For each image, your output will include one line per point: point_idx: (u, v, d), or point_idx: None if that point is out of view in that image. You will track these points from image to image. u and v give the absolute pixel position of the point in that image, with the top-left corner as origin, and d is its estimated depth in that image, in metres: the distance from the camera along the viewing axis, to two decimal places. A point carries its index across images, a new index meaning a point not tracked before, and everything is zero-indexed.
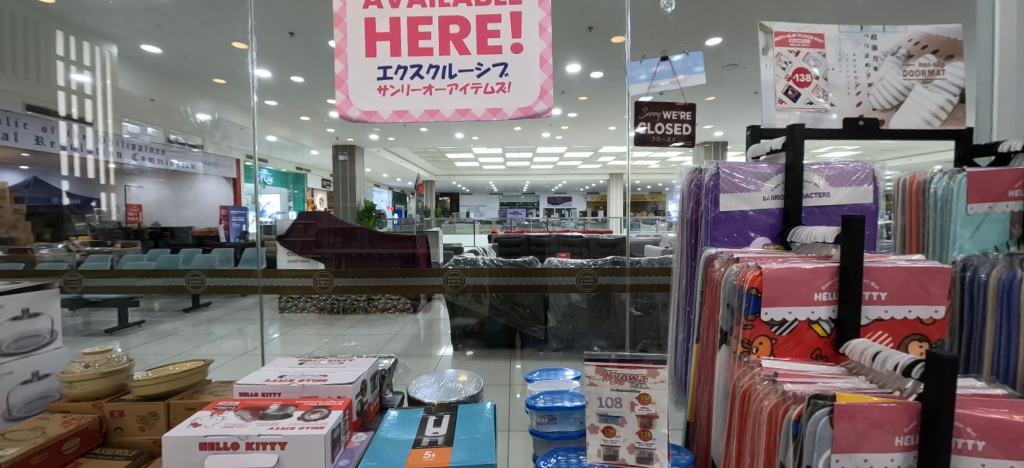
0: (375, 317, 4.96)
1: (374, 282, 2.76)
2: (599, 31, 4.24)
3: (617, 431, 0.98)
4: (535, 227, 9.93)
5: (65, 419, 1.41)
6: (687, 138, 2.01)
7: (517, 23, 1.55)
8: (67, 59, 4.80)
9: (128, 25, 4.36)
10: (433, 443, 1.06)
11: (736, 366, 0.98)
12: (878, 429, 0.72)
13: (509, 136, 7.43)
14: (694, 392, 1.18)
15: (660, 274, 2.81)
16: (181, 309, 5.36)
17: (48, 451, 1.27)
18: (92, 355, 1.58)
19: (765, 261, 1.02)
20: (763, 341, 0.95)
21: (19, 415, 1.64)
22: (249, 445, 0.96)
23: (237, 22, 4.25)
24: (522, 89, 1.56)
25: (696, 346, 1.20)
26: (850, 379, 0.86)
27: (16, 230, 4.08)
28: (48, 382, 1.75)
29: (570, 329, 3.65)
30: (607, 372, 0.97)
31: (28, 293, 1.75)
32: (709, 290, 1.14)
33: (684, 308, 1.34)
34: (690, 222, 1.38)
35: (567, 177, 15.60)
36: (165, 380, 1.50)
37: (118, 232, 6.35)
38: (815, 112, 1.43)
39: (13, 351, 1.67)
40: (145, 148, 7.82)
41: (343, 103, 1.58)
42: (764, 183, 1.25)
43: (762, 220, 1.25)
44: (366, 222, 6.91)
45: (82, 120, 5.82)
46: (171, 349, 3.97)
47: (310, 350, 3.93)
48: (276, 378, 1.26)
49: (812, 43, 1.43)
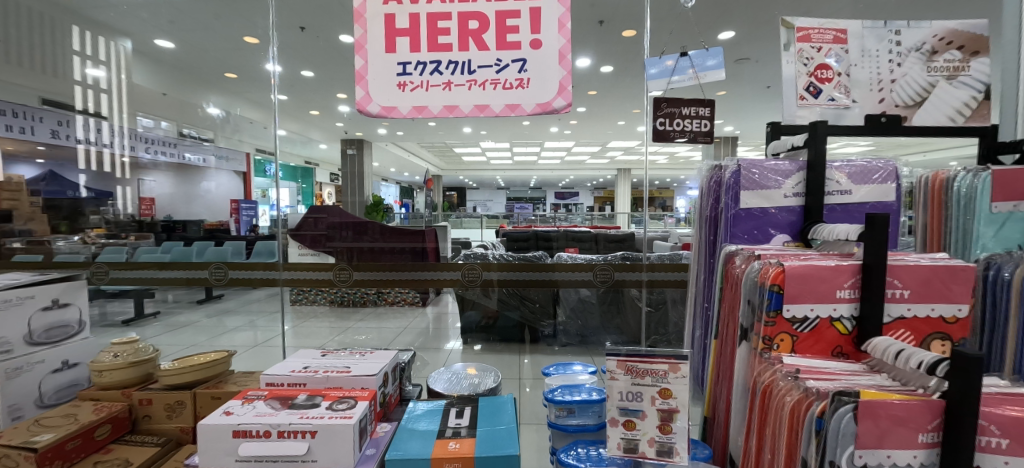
0: (386, 310, 5.02)
1: (386, 276, 2.73)
2: (611, 24, 4.20)
3: (637, 425, 0.99)
4: (542, 221, 9.97)
5: (97, 406, 1.45)
6: (706, 134, 1.96)
7: (537, 19, 1.55)
8: (83, 53, 4.89)
9: (145, 21, 4.41)
10: (456, 434, 1.08)
11: (757, 363, 0.98)
12: (901, 426, 0.73)
13: (517, 130, 7.41)
14: (711, 387, 1.19)
15: (676, 269, 2.76)
16: (195, 301, 5.44)
17: (82, 437, 1.32)
18: (120, 344, 1.62)
19: (787, 259, 1.03)
20: (785, 338, 0.96)
21: (50, 402, 1.69)
22: (281, 433, 0.98)
23: (251, 16, 4.27)
24: (541, 84, 1.56)
25: (714, 342, 1.20)
26: (873, 377, 0.87)
27: (34, 223, 4.19)
28: (78, 370, 1.80)
29: (580, 324, 3.68)
30: (629, 366, 0.99)
31: (57, 284, 1.79)
32: (729, 288, 1.14)
33: (702, 304, 1.34)
34: (709, 218, 1.36)
35: (576, 171, 15.55)
36: (190, 369, 1.54)
37: (133, 226, 6.48)
38: (837, 109, 1.41)
39: (43, 340, 1.72)
40: (159, 142, 7.93)
41: (363, 99, 1.60)
42: (785, 180, 1.24)
43: (783, 217, 1.24)
44: (375, 216, 7.20)
45: (97, 114, 5.95)
46: (186, 341, 4.06)
47: (323, 342, 3.99)
48: (301, 369, 1.29)
49: (835, 39, 1.41)
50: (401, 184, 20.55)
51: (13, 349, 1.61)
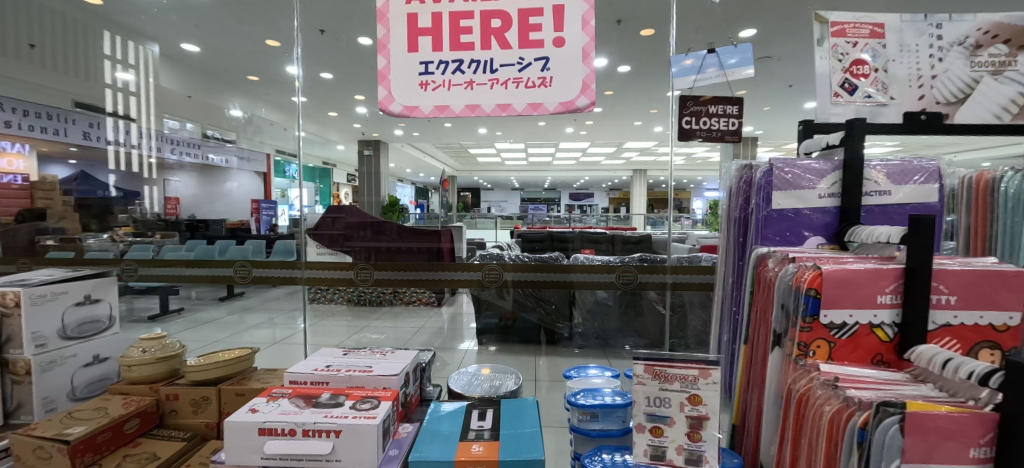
0: (402, 310, 5.06)
1: (404, 276, 2.74)
2: (628, 23, 4.15)
3: (665, 432, 0.96)
4: (557, 222, 9.93)
5: (126, 400, 1.48)
6: (734, 133, 1.92)
7: (560, 17, 1.53)
8: (113, 57, 5.04)
9: (172, 26, 4.52)
10: (479, 437, 1.06)
11: (791, 370, 0.94)
12: (951, 441, 0.69)
13: (533, 131, 7.39)
14: (741, 394, 1.15)
15: (701, 272, 2.68)
16: (217, 298, 5.57)
17: (112, 431, 1.35)
18: (148, 340, 1.65)
19: (824, 262, 0.98)
20: (822, 345, 0.92)
21: (82, 395, 1.74)
22: (306, 432, 0.99)
23: (272, 19, 4.34)
24: (564, 83, 1.54)
25: (743, 347, 1.16)
26: (918, 387, 0.82)
27: (66, 221, 4.34)
28: (108, 365, 1.85)
29: (596, 326, 3.65)
30: (657, 371, 0.96)
31: (89, 281, 1.84)
32: (761, 291, 1.10)
33: (730, 308, 1.30)
34: (739, 219, 1.32)
35: (590, 172, 15.47)
36: (215, 366, 1.55)
37: (158, 224, 6.67)
38: (873, 106, 1.36)
39: (76, 334, 1.76)
40: (184, 143, 8.14)
41: (385, 98, 1.61)
42: (820, 180, 1.19)
43: (817, 218, 1.20)
44: (391, 216, 7.34)
45: (126, 116, 6.30)
46: (208, 337, 4.15)
47: (340, 340, 4.03)
48: (324, 368, 1.29)
49: (871, 33, 1.36)
50: (416, 185, 20.71)
51: (47, 344, 1.66)
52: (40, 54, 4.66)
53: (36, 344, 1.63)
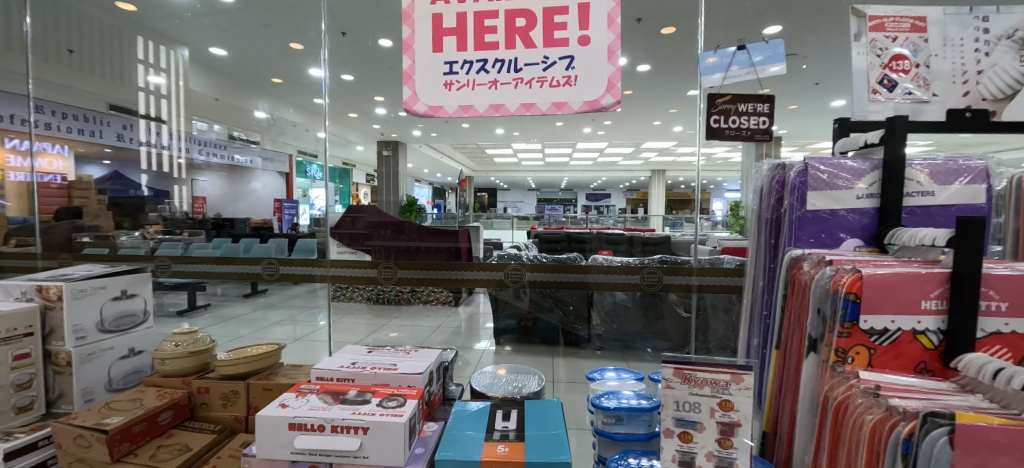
0: (420, 309, 5.11)
1: (424, 275, 2.75)
2: (648, 22, 4.10)
3: (694, 438, 0.94)
4: (573, 223, 9.90)
5: (160, 392, 1.53)
6: (766, 131, 1.87)
7: (585, 14, 1.52)
8: (146, 62, 5.23)
9: (202, 31, 4.65)
10: (504, 437, 1.06)
11: (828, 376, 0.91)
12: (1005, 456, 0.65)
13: (550, 131, 7.38)
14: (772, 400, 1.12)
15: (729, 274, 2.60)
16: (241, 295, 5.72)
17: (147, 422, 1.39)
18: (180, 334, 1.70)
19: (864, 265, 0.95)
20: (861, 351, 0.88)
21: (118, 387, 1.81)
22: (334, 428, 1.00)
23: (296, 23, 4.42)
24: (589, 82, 1.53)
25: (775, 352, 1.13)
26: (967, 398, 0.78)
27: (100, 220, 4.52)
28: (143, 358, 1.91)
29: (614, 328, 3.62)
30: (686, 375, 0.94)
31: (126, 276, 1.90)
32: (796, 295, 1.07)
33: (761, 312, 1.27)
34: (771, 220, 1.28)
35: (607, 173, 15.36)
36: (245, 360, 1.59)
37: (187, 222, 6.88)
38: (914, 103, 1.30)
39: (113, 328, 1.82)
40: (211, 144, 8.39)
41: (410, 98, 1.62)
42: (858, 180, 1.15)
43: (854, 220, 1.16)
44: (409, 216, 7.42)
45: (157, 118, 6.57)
46: (233, 332, 4.26)
47: (359, 338, 4.09)
48: (350, 365, 1.30)
49: (913, 27, 1.30)
50: (434, 185, 20.90)
51: (87, 336, 1.72)
52: (78, 59, 4.86)
53: (77, 337, 1.69)
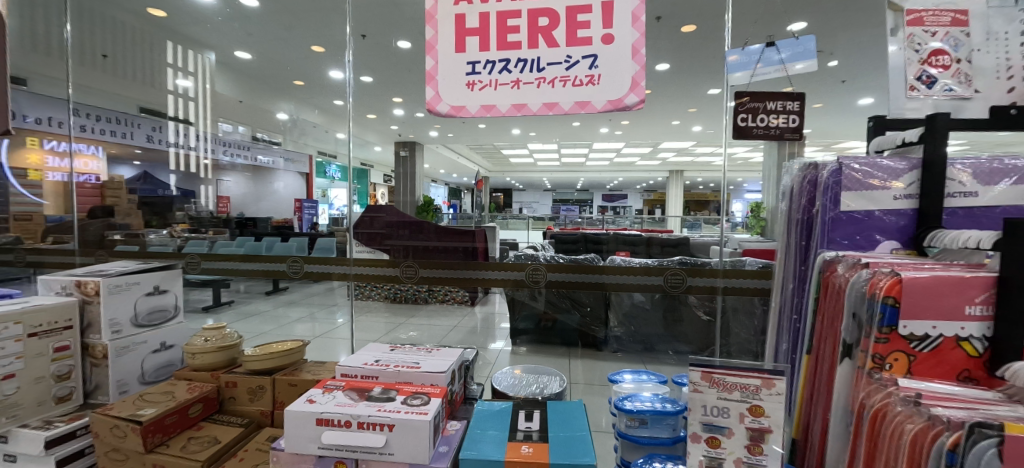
0: (437, 308, 5.14)
1: (444, 275, 2.76)
2: (668, 20, 4.04)
3: (723, 443, 0.92)
4: (589, 224, 9.84)
5: (190, 386, 1.57)
6: (794, 130, 1.83)
7: (609, 13, 1.51)
8: (175, 65, 5.41)
9: (227, 35, 4.78)
10: (528, 437, 1.06)
11: (864, 383, 0.88)
12: None
13: (567, 131, 7.35)
14: (802, 407, 1.09)
15: (756, 277, 2.53)
16: (263, 293, 5.85)
17: (178, 414, 1.43)
18: (210, 330, 1.74)
19: (903, 268, 0.91)
20: (900, 358, 0.85)
21: (150, 379, 1.87)
22: (361, 424, 1.01)
23: (318, 26, 4.50)
24: (612, 80, 1.51)
25: (807, 357, 1.10)
26: (1016, 408, 0.74)
27: (130, 218, 4.68)
28: (173, 352, 1.97)
29: (632, 331, 3.59)
30: (714, 379, 0.93)
31: (158, 273, 1.96)
32: (829, 298, 1.04)
33: (791, 315, 1.24)
34: (802, 221, 1.25)
35: (624, 174, 15.21)
36: (271, 356, 1.63)
37: (212, 221, 7.08)
38: (955, 100, 1.25)
39: (146, 322, 1.89)
40: (235, 145, 8.61)
41: (433, 98, 1.63)
42: (895, 180, 1.11)
43: (890, 221, 1.12)
44: (426, 216, 7.49)
45: (185, 121, 6.77)
46: (255, 328, 4.36)
47: (377, 336, 4.14)
48: (373, 363, 1.32)
49: (953, 21, 1.25)
50: (450, 185, 21.03)
51: (122, 330, 1.79)
52: (111, 63, 5.05)
53: (113, 330, 1.76)
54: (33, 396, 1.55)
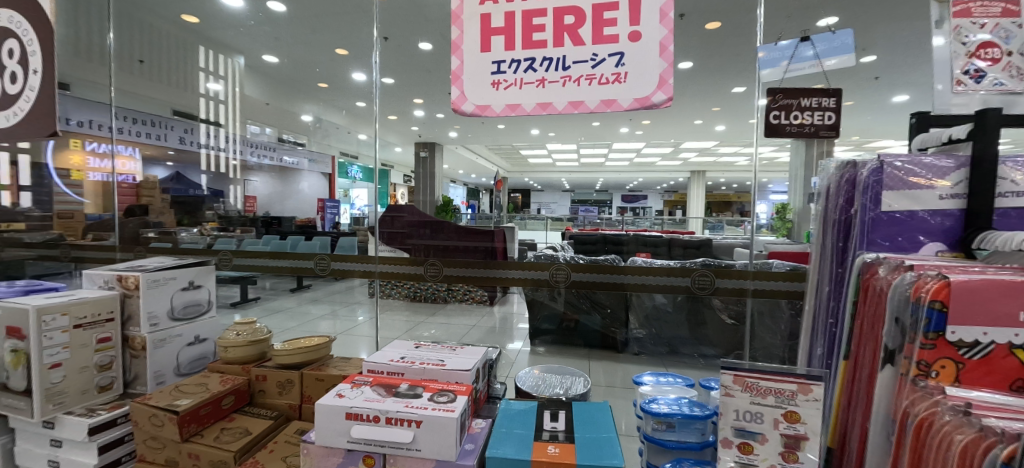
0: (456, 307, 5.18)
1: (465, 273, 2.77)
2: (691, 18, 3.96)
3: (755, 449, 0.89)
4: (609, 225, 9.74)
5: (223, 378, 1.62)
6: (831, 127, 1.78)
7: (636, 10, 1.48)
8: (206, 69, 5.60)
9: (256, 39, 4.91)
10: (554, 438, 1.05)
11: (907, 390, 0.84)
12: None
13: (587, 131, 7.29)
14: (839, 414, 1.05)
15: (788, 279, 2.44)
16: (287, 290, 5.99)
17: (212, 405, 1.47)
18: (241, 324, 1.79)
19: (952, 271, 0.87)
20: (947, 365, 0.81)
21: (185, 371, 1.93)
22: (389, 419, 1.02)
23: (341, 29, 4.58)
24: (640, 78, 1.49)
25: (845, 363, 1.06)
26: None
27: (162, 217, 4.86)
28: (206, 345, 2.03)
29: (654, 333, 3.54)
30: (747, 383, 0.90)
31: (193, 269, 2.02)
32: (870, 302, 1.00)
33: (827, 320, 1.20)
34: (839, 222, 1.20)
35: (644, 174, 14.98)
36: (299, 351, 1.66)
37: (239, 220, 7.29)
38: (1005, 95, 1.19)
39: (181, 316, 1.95)
40: (262, 146, 8.84)
41: (458, 98, 1.64)
42: (941, 179, 1.06)
43: (936, 222, 1.07)
44: (445, 216, 7.54)
45: (216, 123, 7.15)
46: (280, 325, 4.47)
47: (398, 334, 4.19)
48: (399, 359, 1.33)
49: (1004, 12, 1.19)
50: (469, 185, 21.11)
51: (159, 323, 1.85)
52: (147, 68, 5.25)
53: (151, 323, 1.82)
54: (77, 385, 1.63)
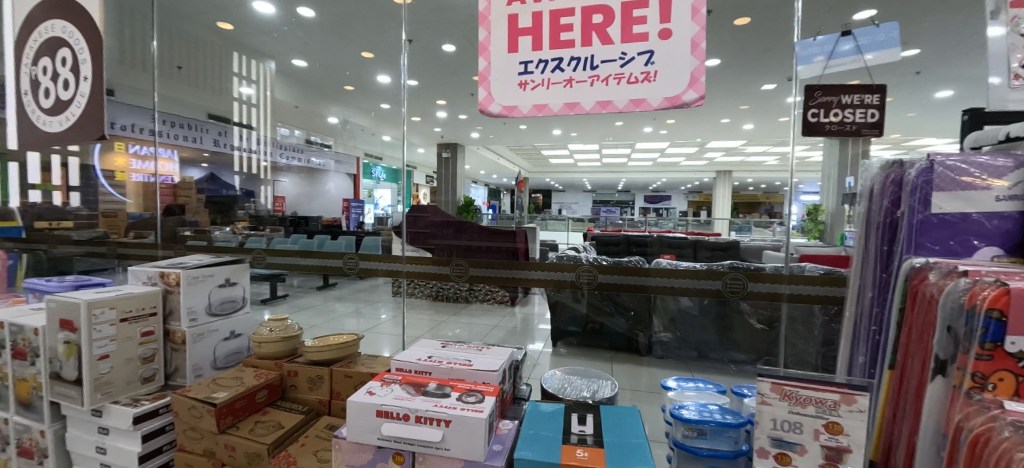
0: (478, 307, 5.20)
1: (488, 273, 2.78)
2: (718, 14, 3.86)
3: (793, 460, 0.86)
4: (631, 226, 9.60)
5: (257, 373, 1.67)
6: (875, 124, 1.75)
7: (666, 7, 1.46)
8: (239, 74, 5.80)
9: (286, 44, 5.05)
10: (582, 441, 1.03)
11: (960, 403, 0.80)
12: None
13: (610, 132, 7.21)
14: (884, 427, 1.00)
15: (825, 282, 2.34)
16: (314, 288, 6.14)
17: (246, 398, 1.52)
18: (274, 321, 1.84)
19: (1012, 277, 0.82)
20: (1005, 377, 0.76)
21: (221, 365, 2.00)
22: (418, 418, 1.03)
23: (367, 33, 4.66)
24: (670, 76, 1.46)
25: (890, 372, 1.01)
26: None
27: (197, 216, 5.05)
28: (241, 340, 2.10)
29: (679, 336, 3.46)
30: (786, 392, 0.87)
31: (228, 266, 2.07)
32: (919, 309, 0.95)
33: (871, 327, 1.15)
34: (884, 224, 1.15)
35: (667, 174, 14.71)
36: (329, 348, 1.69)
37: (270, 219, 7.53)
38: None
39: (218, 312, 2.01)
40: (291, 148, 9.08)
41: (486, 99, 1.64)
42: (998, 180, 1.00)
43: (992, 226, 1.01)
44: (467, 216, 7.59)
45: (248, 126, 7.42)
46: (308, 322, 4.58)
47: (421, 333, 4.24)
48: (426, 358, 1.34)
49: None
50: (490, 186, 21.17)
51: (197, 319, 1.92)
52: (184, 74, 5.47)
53: (190, 319, 1.89)
54: (122, 376, 1.71)
